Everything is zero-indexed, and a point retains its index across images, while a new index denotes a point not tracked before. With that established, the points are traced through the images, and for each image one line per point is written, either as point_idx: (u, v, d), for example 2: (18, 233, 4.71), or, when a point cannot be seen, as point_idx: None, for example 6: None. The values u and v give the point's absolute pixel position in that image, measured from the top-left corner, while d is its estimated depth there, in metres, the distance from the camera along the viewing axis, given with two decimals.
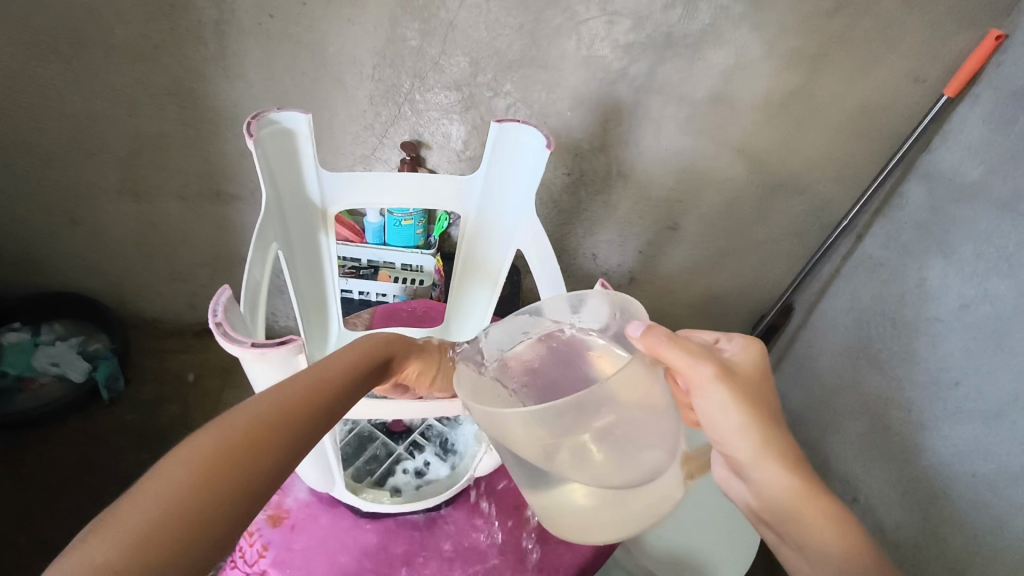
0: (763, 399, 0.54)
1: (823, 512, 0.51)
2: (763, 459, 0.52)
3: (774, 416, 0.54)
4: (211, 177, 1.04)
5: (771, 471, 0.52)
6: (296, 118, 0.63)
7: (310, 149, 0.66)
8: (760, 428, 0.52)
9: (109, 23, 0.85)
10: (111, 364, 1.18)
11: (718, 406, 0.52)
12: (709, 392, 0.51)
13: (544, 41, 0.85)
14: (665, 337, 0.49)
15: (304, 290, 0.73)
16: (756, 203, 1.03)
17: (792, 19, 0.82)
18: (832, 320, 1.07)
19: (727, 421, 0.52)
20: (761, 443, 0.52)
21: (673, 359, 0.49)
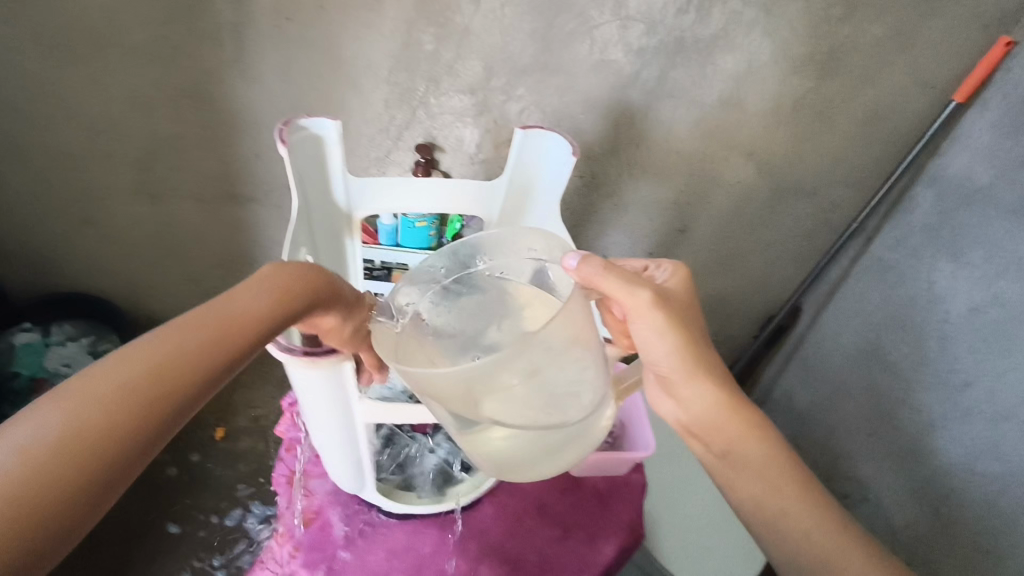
0: (690, 319, 0.62)
1: (742, 419, 0.62)
2: (693, 374, 0.61)
3: (699, 334, 0.63)
4: (226, 179, 1.05)
5: (699, 383, 0.61)
6: (325, 124, 0.65)
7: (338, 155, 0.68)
8: (687, 345, 0.60)
9: (125, 27, 0.86)
10: None
11: (652, 328, 0.59)
12: (646, 317, 0.59)
13: (558, 45, 0.86)
14: (602, 268, 0.56)
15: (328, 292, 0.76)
16: (765, 206, 1.05)
17: (804, 25, 0.83)
18: (841, 321, 1.09)
19: (660, 343, 0.60)
20: (691, 360, 0.61)
21: (608, 286, 0.56)
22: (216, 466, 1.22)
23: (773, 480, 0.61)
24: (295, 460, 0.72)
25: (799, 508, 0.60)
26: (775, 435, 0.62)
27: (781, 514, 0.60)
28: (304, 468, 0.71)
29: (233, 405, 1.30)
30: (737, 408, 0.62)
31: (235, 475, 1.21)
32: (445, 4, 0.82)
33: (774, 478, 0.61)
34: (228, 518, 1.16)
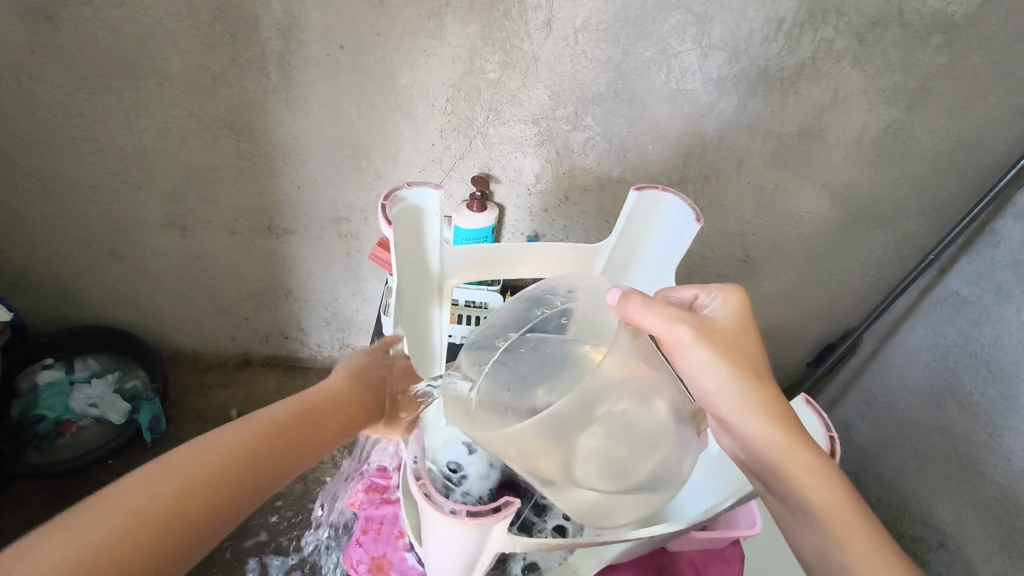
0: (750, 346, 0.54)
1: (817, 479, 0.51)
2: (748, 413, 0.52)
3: (759, 369, 0.53)
4: (263, 212, 0.99)
5: (756, 425, 0.52)
6: (428, 195, 0.63)
7: (436, 224, 0.65)
8: (742, 379, 0.52)
9: (164, 54, 0.79)
10: (153, 406, 1.11)
11: (701, 362, 0.52)
12: (692, 354, 0.52)
13: (632, 75, 0.80)
14: (641, 303, 0.50)
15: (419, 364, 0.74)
16: (835, 237, 1.00)
17: (897, 51, 0.77)
18: (911, 354, 1.04)
19: (714, 381, 0.52)
20: (745, 398, 0.52)
21: (651, 323, 0.50)
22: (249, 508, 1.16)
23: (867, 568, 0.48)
24: (375, 543, 0.69)
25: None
26: (850, 493, 0.51)
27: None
28: (384, 552, 0.68)
29: None
30: (814, 470, 0.51)
31: (267, 518, 1.15)
32: (512, 31, 0.76)
33: (870, 570, 0.48)
34: (247, 562, 1.09)
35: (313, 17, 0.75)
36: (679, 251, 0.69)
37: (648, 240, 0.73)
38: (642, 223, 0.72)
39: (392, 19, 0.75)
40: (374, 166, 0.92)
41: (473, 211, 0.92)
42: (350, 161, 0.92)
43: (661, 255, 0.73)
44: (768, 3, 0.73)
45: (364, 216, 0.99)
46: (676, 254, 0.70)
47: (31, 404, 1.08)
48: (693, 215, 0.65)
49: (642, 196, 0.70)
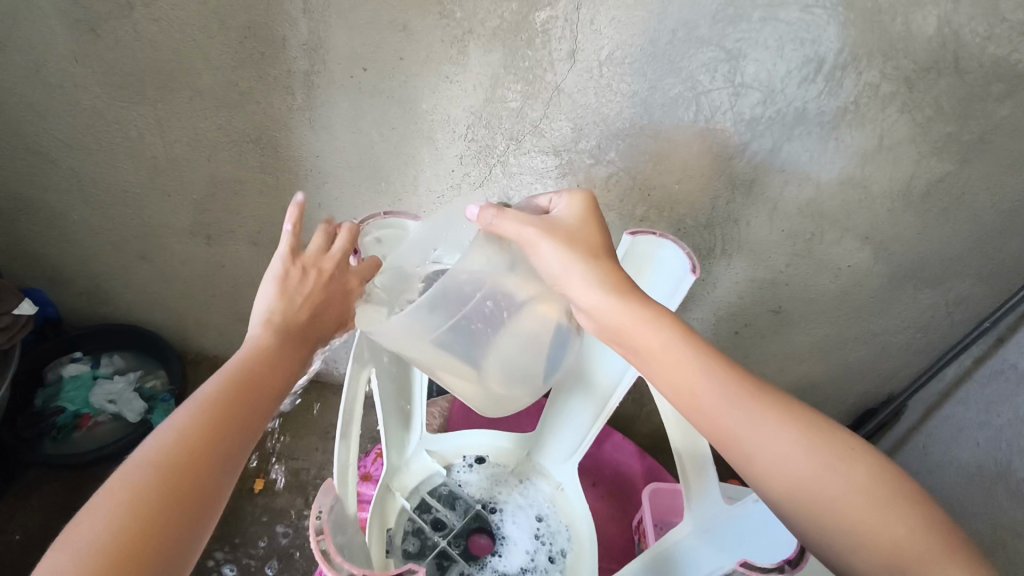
0: (592, 236, 0.62)
1: (668, 329, 0.58)
2: (588, 284, 0.59)
3: (595, 251, 0.61)
4: (284, 226, 1.00)
5: (595, 294, 0.59)
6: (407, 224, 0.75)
7: None
8: (579, 258, 0.60)
9: (195, 69, 0.81)
10: (166, 408, 1.12)
11: (545, 255, 0.60)
12: (540, 249, 0.60)
13: (658, 112, 0.77)
14: (497, 215, 0.59)
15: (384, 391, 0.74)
16: (877, 294, 0.93)
17: (951, 100, 0.70)
18: (960, 429, 0.95)
19: (560, 267, 0.60)
20: (586, 274, 0.60)
21: (506, 230, 0.60)
22: (247, 520, 1.16)
23: (727, 409, 0.54)
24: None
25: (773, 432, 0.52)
26: (700, 355, 0.56)
27: (745, 440, 0.53)
28: None
29: (274, 454, 1.24)
30: (664, 324, 0.58)
31: (263, 530, 1.15)
32: (535, 62, 0.74)
33: (739, 426, 0.53)
34: (225, 566, 1.11)
35: (338, 38, 0.75)
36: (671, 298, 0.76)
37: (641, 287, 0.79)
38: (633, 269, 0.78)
39: (414, 44, 0.74)
40: (393, 188, 0.92)
41: None
42: (369, 182, 0.92)
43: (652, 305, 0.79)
44: (808, 43, 0.68)
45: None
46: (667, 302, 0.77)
47: (55, 395, 1.12)
48: (688, 262, 0.73)
49: (637, 240, 0.77)
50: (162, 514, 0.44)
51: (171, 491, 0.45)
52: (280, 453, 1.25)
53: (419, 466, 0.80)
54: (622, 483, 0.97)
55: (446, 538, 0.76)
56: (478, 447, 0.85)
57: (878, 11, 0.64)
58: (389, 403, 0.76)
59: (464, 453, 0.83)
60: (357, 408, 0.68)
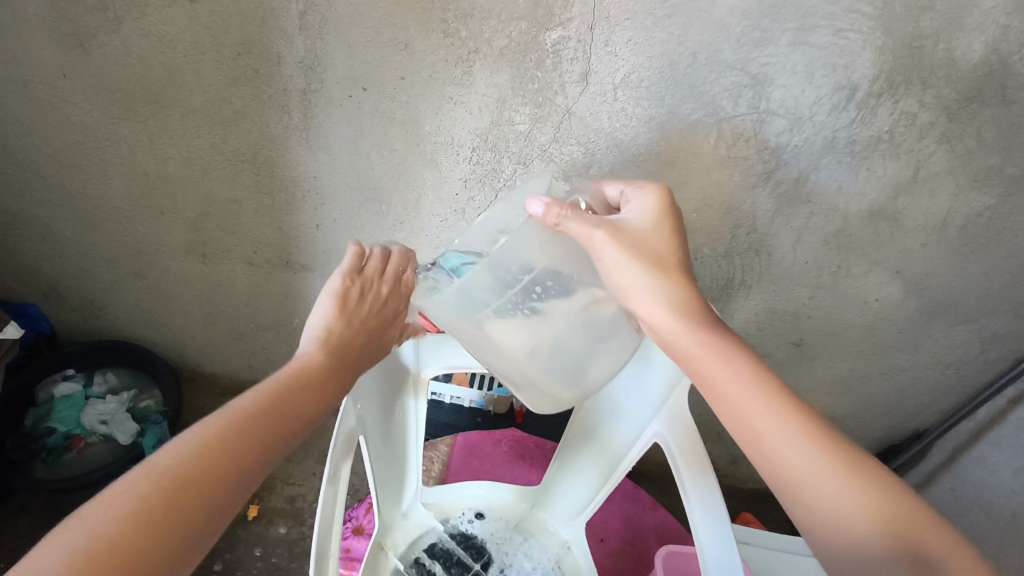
0: (666, 245, 0.54)
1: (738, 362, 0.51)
2: (655, 303, 0.53)
3: (664, 260, 0.54)
4: (282, 246, 0.96)
5: (664, 311, 0.53)
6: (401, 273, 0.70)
7: None
8: (647, 274, 0.52)
9: (188, 86, 0.77)
10: (160, 430, 1.10)
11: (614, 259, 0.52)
12: (605, 255, 0.52)
13: (677, 137, 0.72)
14: (567, 212, 0.50)
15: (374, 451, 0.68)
16: (905, 330, 0.87)
17: (995, 131, 0.65)
18: (992, 473, 0.89)
19: (626, 277, 0.52)
20: (656, 291, 0.53)
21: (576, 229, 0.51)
22: (243, 549, 1.13)
23: (793, 452, 0.49)
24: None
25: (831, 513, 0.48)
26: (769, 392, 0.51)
27: (810, 489, 0.48)
28: None
29: (271, 478, 1.21)
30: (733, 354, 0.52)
31: (258, 559, 1.12)
32: (545, 83, 0.69)
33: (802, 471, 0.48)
34: None
35: (336, 56, 0.71)
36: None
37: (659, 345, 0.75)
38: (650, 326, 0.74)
39: (417, 63, 0.70)
40: (394, 211, 0.87)
41: None
42: (370, 204, 0.87)
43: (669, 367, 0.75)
44: (840, 69, 0.63)
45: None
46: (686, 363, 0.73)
47: (45, 415, 1.09)
48: None
49: None
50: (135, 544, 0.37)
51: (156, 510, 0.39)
52: (276, 477, 1.21)
53: (416, 524, 0.77)
54: (632, 534, 0.93)
55: None
56: (479, 502, 0.82)
57: (919, 37, 0.59)
58: (381, 460, 0.70)
59: (463, 507, 0.81)
60: (347, 462, 0.61)
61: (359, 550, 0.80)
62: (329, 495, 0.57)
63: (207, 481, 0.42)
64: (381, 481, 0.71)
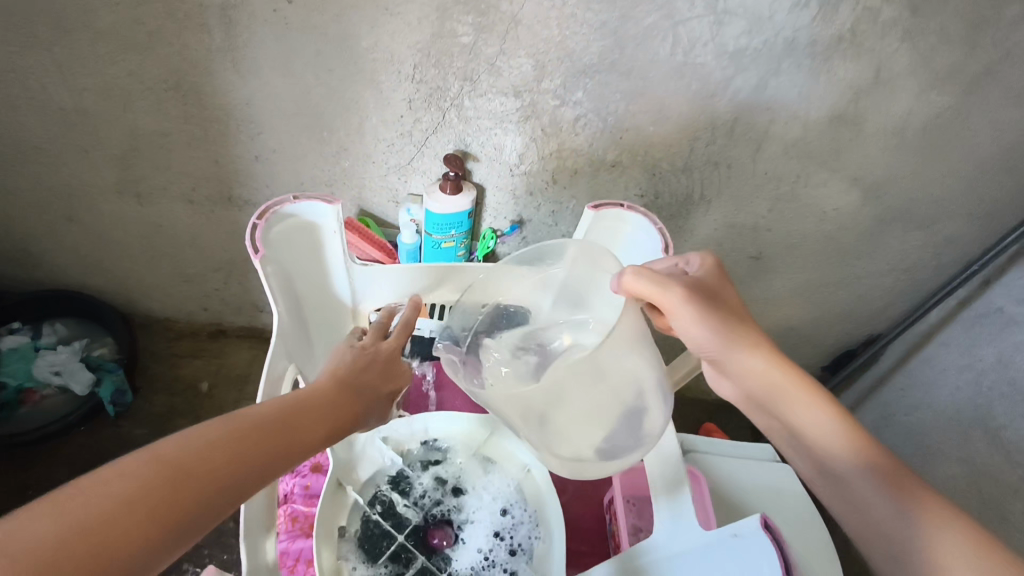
0: (730, 294, 0.58)
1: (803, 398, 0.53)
2: (740, 351, 0.56)
3: (739, 318, 0.57)
4: (221, 181, 0.90)
5: (754, 360, 0.55)
6: (320, 212, 0.65)
7: (335, 241, 0.67)
8: (725, 324, 0.56)
9: (92, 6, 0.69)
10: (117, 378, 1.08)
11: (687, 318, 0.55)
12: (682, 313, 0.55)
13: (632, 44, 0.67)
14: (641, 275, 0.54)
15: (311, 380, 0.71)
16: (862, 237, 0.87)
17: (958, 27, 0.62)
18: (941, 372, 0.92)
19: (695, 332, 0.55)
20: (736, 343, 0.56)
21: (651, 292, 0.54)
22: None
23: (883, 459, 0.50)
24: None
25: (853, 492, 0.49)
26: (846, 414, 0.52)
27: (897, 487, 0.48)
28: None
29: None
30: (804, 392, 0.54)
31: None
32: None
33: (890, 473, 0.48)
34: None
35: None
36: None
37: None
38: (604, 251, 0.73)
39: None
40: (338, 138, 0.82)
41: (447, 192, 0.81)
42: (311, 131, 0.81)
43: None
44: None
45: (331, 191, 0.89)
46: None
47: None
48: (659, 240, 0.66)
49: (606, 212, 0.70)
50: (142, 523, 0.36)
51: (159, 499, 0.37)
52: None
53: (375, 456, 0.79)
54: None
55: (403, 534, 0.74)
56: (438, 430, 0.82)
57: None
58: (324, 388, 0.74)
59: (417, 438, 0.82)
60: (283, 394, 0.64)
61: (318, 485, 0.79)
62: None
63: (211, 479, 0.40)
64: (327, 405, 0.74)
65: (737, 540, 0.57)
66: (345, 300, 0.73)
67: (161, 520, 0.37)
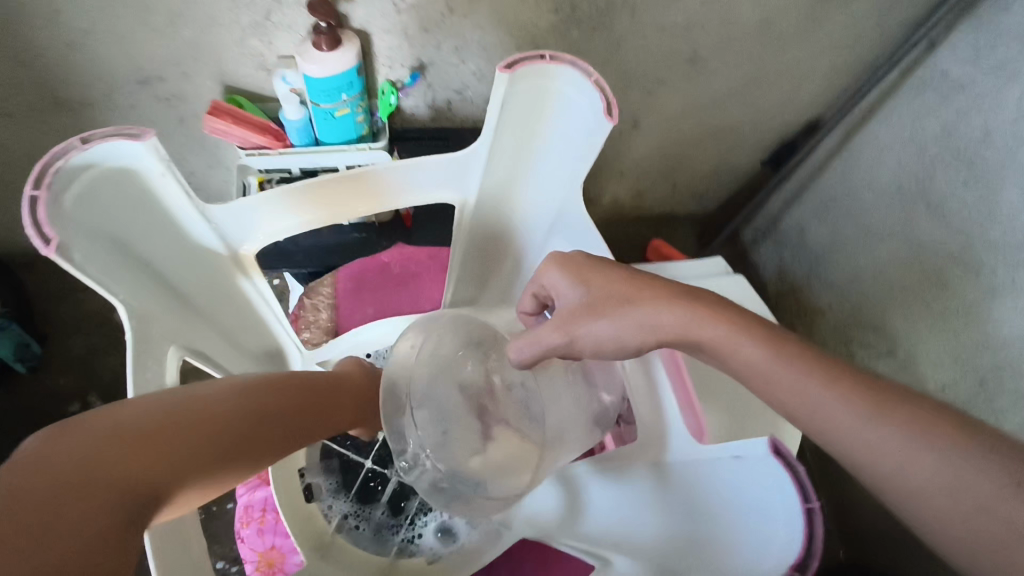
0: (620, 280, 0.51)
1: (767, 347, 0.44)
2: (695, 330, 0.47)
3: (627, 293, 0.50)
4: (36, 83, 0.71)
5: (710, 332, 0.46)
6: (133, 155, 0.48)
7: (175, 189, 0.52)
8: (649, 318, 0.48)
9: None
10: (12, 333, 0.96)
11: (593, 327, 0.50)
12: (598, 326, 0.50)
13: None
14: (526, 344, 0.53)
15: (207, 349, 0.61)
16: (804, 17, 0.78)
17: None
18: (882, 150, 0.90)
19: (636, 318, 0.49)
20: (680, 323, 0.48)
21: (587, 325, 0.50)
22: None
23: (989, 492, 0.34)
24: (258, 536, 0.69)
25: (813, 402, 0.41)
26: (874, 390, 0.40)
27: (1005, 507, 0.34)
28: (273, 543, 0.69)
29: None
30: (746, 329, 0.45)
31: None
32: None
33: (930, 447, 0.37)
34: None
35: None
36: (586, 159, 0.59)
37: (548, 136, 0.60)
38: (532, 116, 0.59)
39: None
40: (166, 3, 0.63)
41: (324, 50, 0.65)
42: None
43: (562, 165, 0.62)
44: None
45: (181, 70, 0.71)
46: (581, 164, 0.60)
47: None
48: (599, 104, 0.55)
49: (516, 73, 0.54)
50: (120, 480, 0.38)
51: (147, 454, 0.40)
52: None
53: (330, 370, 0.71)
54: None
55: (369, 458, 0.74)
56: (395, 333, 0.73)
57: None
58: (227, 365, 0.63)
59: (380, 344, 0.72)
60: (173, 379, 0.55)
61: None
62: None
63: (189, 447, 0.43)
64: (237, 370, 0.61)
65: (740, 460, 0.52)
66: (217, 248, 0.58)
67: (136, 482, 0.39)
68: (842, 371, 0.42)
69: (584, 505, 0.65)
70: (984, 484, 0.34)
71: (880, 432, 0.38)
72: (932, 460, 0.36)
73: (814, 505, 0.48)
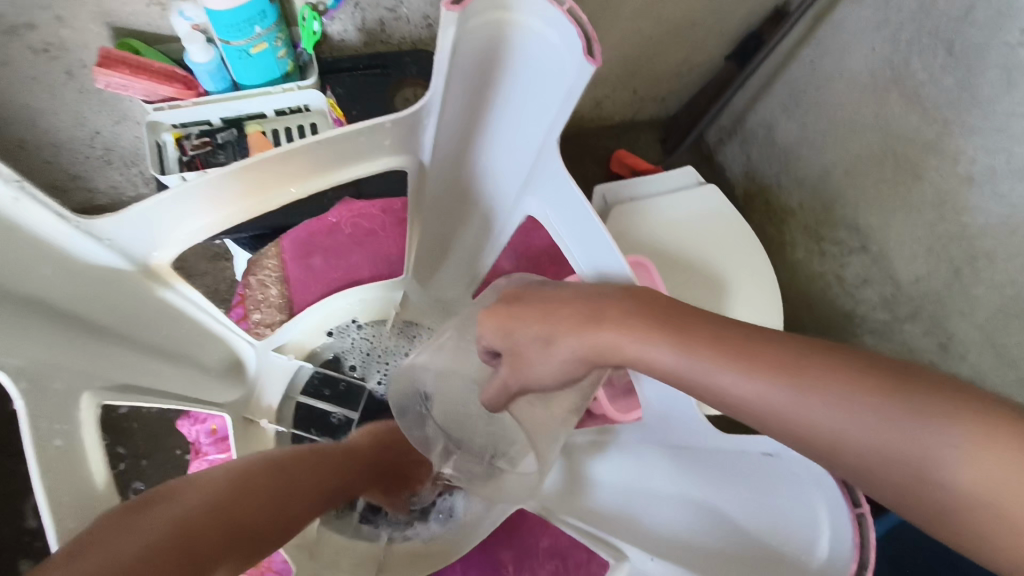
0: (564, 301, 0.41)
1: (743, 367, 0.34)
2: (711, 359, 0.35)
3: (545, 329, 0.41)
4: None
5: (688, 359, 0.35)
6: None
7: (32, 206, 0.34)
8: (619, 338, 0.38)
9: None
10: None
11: (534, 365, 0.43)
12: (556, 349, 0.41)
13: None
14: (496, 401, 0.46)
15: (149, 381, 0.43)
16: None
17: None
18: (853, 30, 0.77)
19: (620, 344, 0.38)
20: (682, 359, 0.36)
21: (539, 370, 0.43)
22: None
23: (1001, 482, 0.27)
24: None
25: (791, 414, 0.32)
26: (891, 400, 0.30)
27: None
28: None
29: None
30: (656, 330, 0.37)
31: None
32: None
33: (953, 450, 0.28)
34: None
35: None
36: (565, 107, 0.40)
37: (518, 83, 0.41)
38: (485, 57, 0.39)
39: None
40: None
41: None
42: None
43: (534, 123, 0.43)
44: None
45: (34, 20, 0.57)
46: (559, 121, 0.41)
47: None
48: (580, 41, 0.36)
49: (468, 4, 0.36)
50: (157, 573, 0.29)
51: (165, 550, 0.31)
52: None
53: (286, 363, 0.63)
54: None
55: None
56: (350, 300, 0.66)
57: None
58: (200, 378, 0.48)
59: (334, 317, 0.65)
60: (92, 431, 0.37)
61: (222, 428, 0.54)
62: (87, 480, 0.36)
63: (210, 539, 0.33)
64: (194, 388, 0.47)
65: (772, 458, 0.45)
66: (119, 264, 0.39)
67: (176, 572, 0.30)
68: (792, 345, 0.34)
69: (589, 481, 0.54)
70: (942, 437, 0.29)
71: (830, 421, 0.31)
72: (908, 441, 0.29)
73: (863, 510, 0.41)
